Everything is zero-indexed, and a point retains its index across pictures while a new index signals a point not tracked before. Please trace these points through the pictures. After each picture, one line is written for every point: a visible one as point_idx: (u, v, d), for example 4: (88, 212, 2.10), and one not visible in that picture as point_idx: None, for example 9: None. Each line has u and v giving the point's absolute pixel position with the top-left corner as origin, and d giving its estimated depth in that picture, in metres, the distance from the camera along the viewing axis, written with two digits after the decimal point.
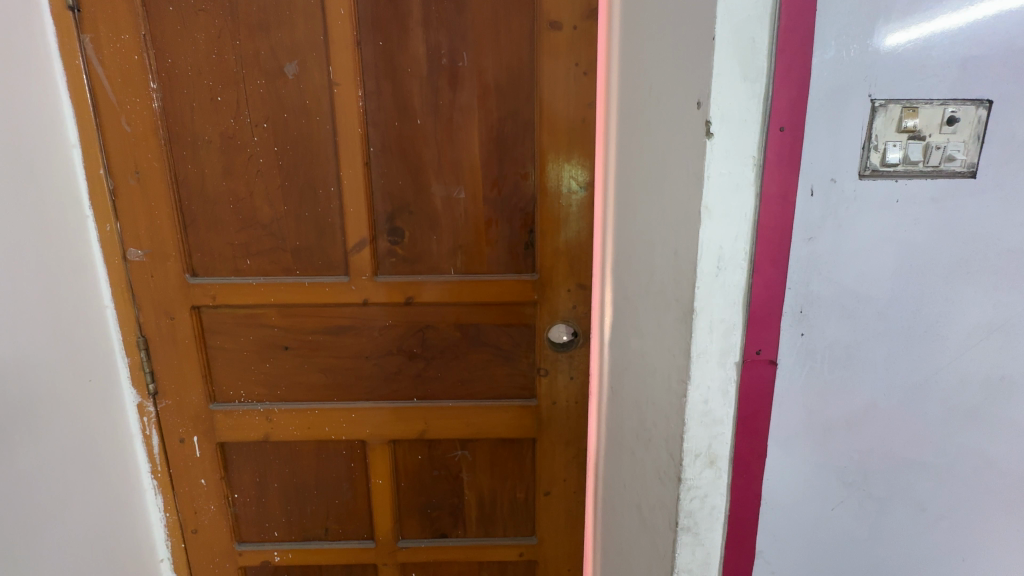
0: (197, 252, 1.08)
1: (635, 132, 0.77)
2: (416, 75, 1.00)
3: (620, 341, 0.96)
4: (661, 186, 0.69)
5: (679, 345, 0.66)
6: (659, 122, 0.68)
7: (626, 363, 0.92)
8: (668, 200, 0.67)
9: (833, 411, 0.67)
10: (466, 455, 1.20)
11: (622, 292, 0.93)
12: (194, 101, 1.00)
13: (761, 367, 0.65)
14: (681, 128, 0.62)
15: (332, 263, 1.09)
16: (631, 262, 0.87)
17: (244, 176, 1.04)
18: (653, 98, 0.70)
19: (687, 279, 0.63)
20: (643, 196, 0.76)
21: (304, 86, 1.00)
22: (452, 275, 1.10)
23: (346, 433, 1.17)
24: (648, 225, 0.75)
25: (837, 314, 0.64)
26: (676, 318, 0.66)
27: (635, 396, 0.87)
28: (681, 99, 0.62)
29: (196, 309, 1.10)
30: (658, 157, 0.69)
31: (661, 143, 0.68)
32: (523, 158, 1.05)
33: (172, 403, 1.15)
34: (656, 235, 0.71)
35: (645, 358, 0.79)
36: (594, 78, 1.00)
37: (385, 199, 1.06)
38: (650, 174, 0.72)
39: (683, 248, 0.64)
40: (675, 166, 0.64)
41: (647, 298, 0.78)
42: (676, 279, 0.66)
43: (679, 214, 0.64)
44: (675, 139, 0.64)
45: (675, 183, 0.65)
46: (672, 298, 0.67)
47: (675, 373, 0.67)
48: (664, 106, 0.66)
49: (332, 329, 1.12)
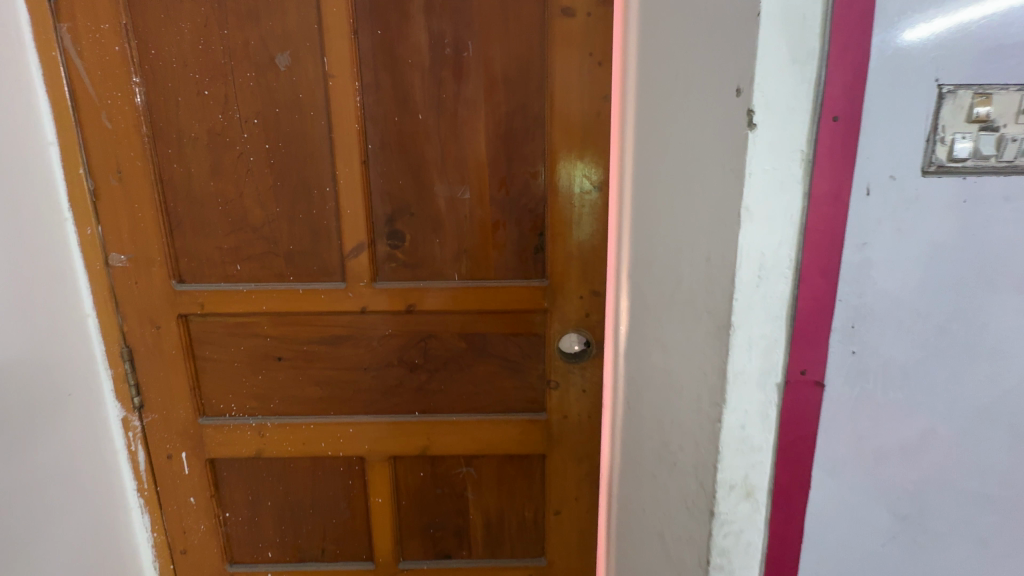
0: (185, 257, 1.01)
1: (654, 126, 0.70)
2: (417, 66, 0.93)
3: (637, 353, 0.89)
4: (688, 186, 0.62)
5: (711, 364, 0.59)
6: (687, 115, 0.61)
7: (645, 377, 0.85)
8: (697, 200, 0.60)
9: (886, 438, 0.59)
10: (472, 472, 1.13)
11: (640, 300, 0.86)
12: (179, 95, 0.93)
13: (806, 389, 0.57)
14: (713, 120, 0.55)
15: (328, 268, 1.02)
16: (650, 268, 0.80)
17: (233, 176, 0.97)
18: (678, 87, 0.63)
19: (722, 291, 0.56)
20: (665, 197, 0.69)
21: (297, 79, 0.93)
22: (456, 281, 1.03)
23: (343, 449, 1.10)
24: (672, 230, 0.68)
25: (893, 329, 0.56)
26: (709, 333, 0.59)
27: (657, 414, 0.80)
28: (714, 88, 0.55)
29: (183, 317, 1.03)
30: (685, 154, 0.62)
31: (689, 137, 0.61)
32: (533, 155, 0.97)
33: (159, 418, 1.08)
34: (682, 241, 0.64)
35: (671, 374, 0.72)
36: (610, 69, 0.93)
37: (384, 200, 0.99)
38: (674, 172, 0.65)
39: (717, 255, 0.57)
40: (706, 162, 0.57)
41: (671, 310, 0.71)
42: (708, 290, 0.59)
43: (711, 217, 0.57)
44: (705, 132, 0.57)
45: (706, 181, 0.57)
46: (703, 310, 0.61)
47: (707, 396, 0.61)
48: (692, 95, 0.59)
49: (328, 339, 1.05)
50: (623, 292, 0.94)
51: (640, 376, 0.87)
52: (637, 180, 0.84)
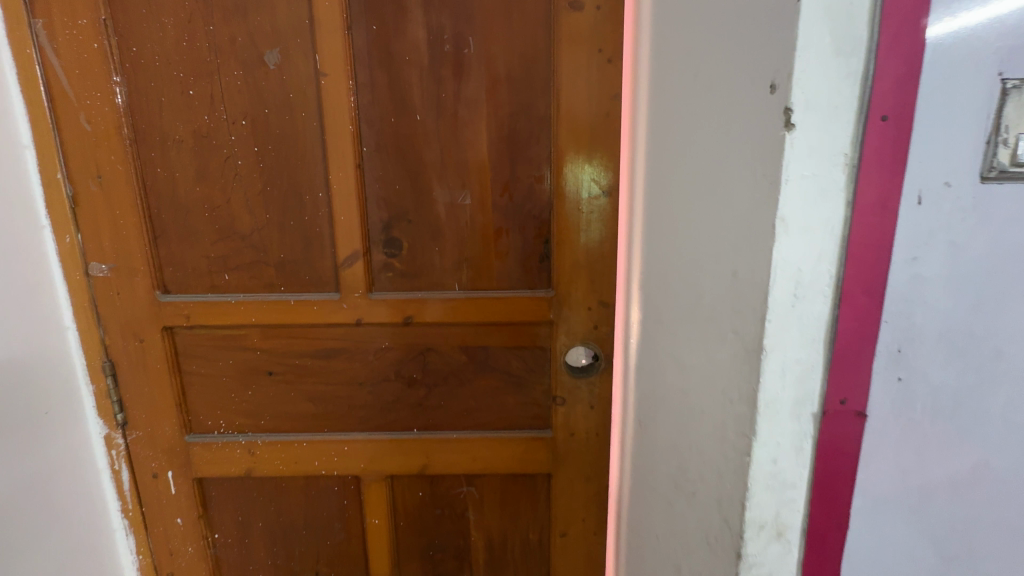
0: (170, 266, 0.96)
1: (671, 127, 0.65)
2: (415, 63, 0.87)
3: (649, 370, 0.83)
4: (712, 192, 0.56)
5: (739, 391, 0.53)
6: (711, 115, 0.55)
7: (659, 397, 0.79)
8: (723, 208, 0.54)
9: (933, 473, 0.53)
10: (473, 491, 1.07)
11: (653, 314, 0.80)
12: (163, 95, 0.88)
13: (846, 420, 0.51)
14: (744, 119, 0.50)
15: (321, 278, 0.96)
16: (665, 281, 0.74)
17: (220, 180, 0.92)
18: (699, 84, 0.57)
19: (753, 310, 0.50)
20: (684, 204, 0.63)
21: (287, 78, 0.87)
22: (457, 292, 0.97)
23: (338, 468, 1.05)
24: (692, 240, 0.62)
25: (944, 354, 0.50)
26: (738, 356, 0.53)
27: (674, 438, 0.74)
28: (744, 84, 0.49)
29: (168, 330, 0.98)
30: (709, 157, 0.56)
31: (714, 138, 0.55)
32: (538, 158, 0.92)
33: (144, 435, 1.03)
34: (706, 253, 0.59)
35: (691, 396, 0.67)
36: (620, 66, 0.87)
37: (380, 206, 0.93)
38: (695, 178, 0.59)
39: (747, 270, 0.51)
40: (735, 166, 0.51)
41: (691, 327, 0.65)
42: (736, 308, 0.53)
43: (740, 227, 0.51)
44: (734, 133, 0.51)
45: (735, 188, 0.52)
46: (729, 329, 0.55)
47: (734, 425, 0.55)
48: (717, 93, 0.54)
49: (321, 353, 1.00)
50: (634, 304, 0.88)
51: (654, 395, 0.81)
52: (650, 186, 0.78)
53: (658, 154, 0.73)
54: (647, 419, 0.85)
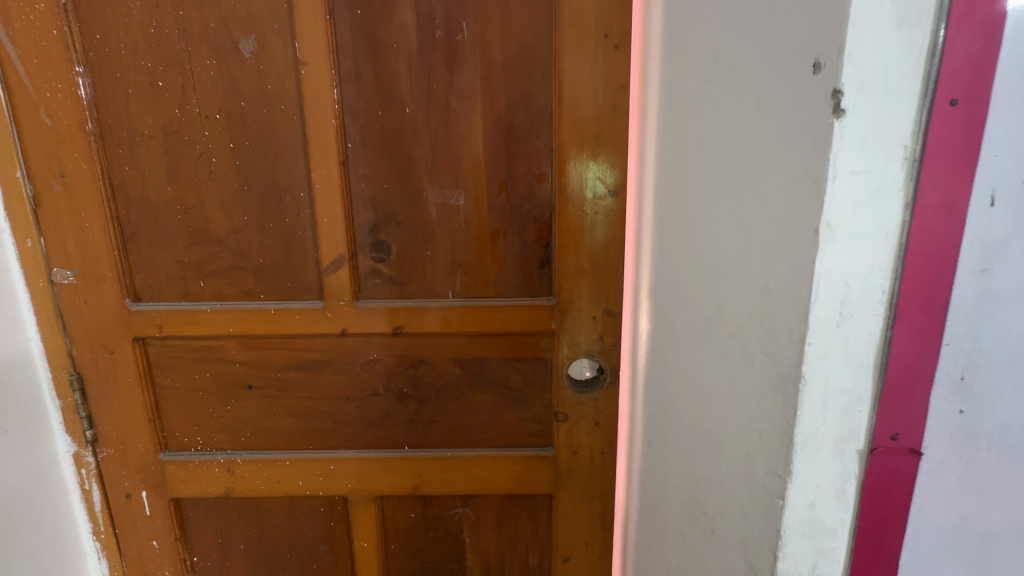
0: (141, 272, 0.89)
1: (691, 122, 0.59)
2: (403, 51, 0.80)
3: (659, 388, 0.76)
4: (741, 193, 0.49)
5: (771, 423, 0.46)
6: (739, 105, 0.48)
7: (670, 417, 0.72)
8: (755, 211, 0.47)
9: (999, 521, 0.45)
10: (469, 513, 1.00)
11: (664, 327, 0.73)
12: (129, 87, 0.81)
13: (896, 458, 0.44)
14: (779, 108, 0.43)
15: (304, 285, 0.89)
16: (678, 291, 0.66)
17: (193, 180, 0.85)
18: (724, 72, 0.51)
19: (789, 330, 0.43)
20: (706, 208, 0.56)
21: (264, 68, 0.80)
22: (450, 300, 0.90)
23: (323, 488, 0.97)
24: (713, 248, 0.55)
25: (1018, 383, 0.42)
26: (770, 383, 0.46)
27: (688, 465, 0.67)
28: (780, 67, 0.42)
29: (140, 340, 0.91)
30: (737, 153, 0.49)
31: (744, 132, 0.48)
32: (537, 154, 0.84)
33: (116, 453, 0.96)
34: (732, 262, 0.52)
35: (710, 423, 0.60)
36: (628, 54, 0.80)
37: (367, 207, 0.86)
38: (720, 177, 0.53)
39: (782, 283, 0.43)
40: (769, 162, 0.44)
41: (711, 345, 0.58)
42: (768, 326, 0.46)
43: (774, 233, 0.44)
44: (768, 123, 0.44)
45: (769, 187, 0.44)
46: (759, 350, 0.47)
47: (764, 461, 0.47)
48: (747, 79, 0.47)
49: (304, 365, 0.93)
50: (643, 314, 0.81)
51: (665, 415, 0.74)
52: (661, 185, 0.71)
53: (671, 150, 0.66)
54: (657, 440, 0.78)
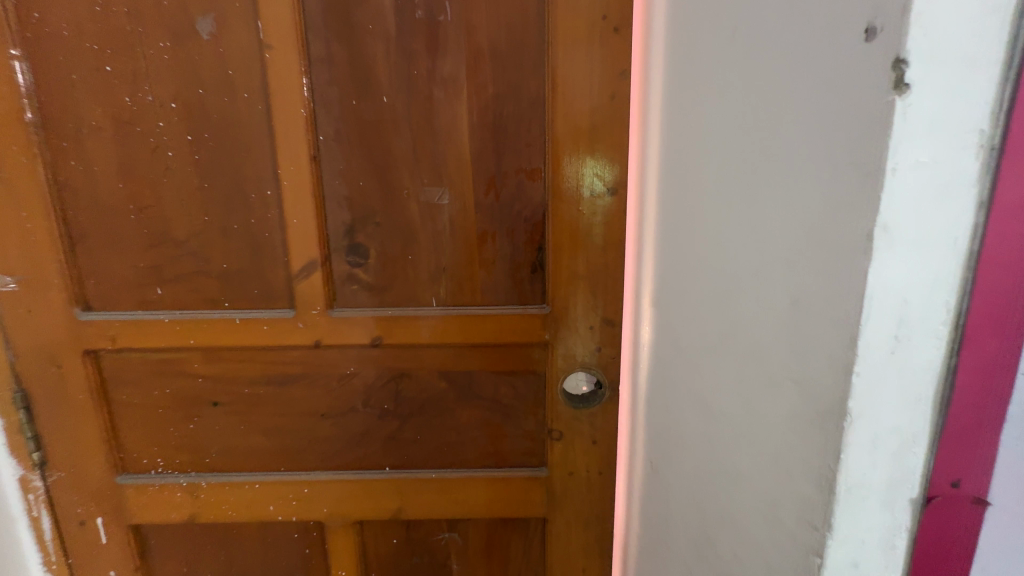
0: (91, 278, 0.80)
1: (700, 110, 0.52)
2: (380, 33, 0.72)
3: (661, 407, 0.69)
4: (761, 190, 0.42)
5: (804, 463, 0.39)
6: (760, 86, 0.42)
7: (675, 440, 0.65)
8: (780, 211, 0.40)
9: None
10: (456, 538, 0.92)
11: (667, 339, 0.66)
12: (73, 72, 0.73)
13: (956, 508, 0.37)
14: (815, 87, 0.36)
15: (272, 292, 0.81)
16: (684, 300, 0.59)
17: (148, 176, 0.76)
18: (742, 49, 0.44)
19: (830, 356, 0.35)
20: (717, 205, 0.50)
21: (225, 51, 0.72)
22: (435, 308, 0.82)
23: (297, 512, 0.89)
24: (726, 252, 0.49)
25: None
26: (802, 417, 0.39)
27: (693, 496, 0.60)
28: (818, 40, 0.35)
29: (91, 354, 0.82)
30: (757, 143, 0.43)
31: (765, 116, 0.41)
32: (530, 148, 0.77)
33: (67, 476, 0.87)
34: (748, 270, 0.45)
35: (719, 450, 0.53)
36: (629, 38, 0.72)
37: (342, 206, 0.78)
38: (736, 169, 0.46)
39: (819, 298, 0.36)
40: (803, 154, 0.37)
41: (723, 362, 0.51)
42: (800, 348, 0.39)
43: (809, 237, 0.37)
44: (801, 106, 0.37)
45: (804, 182, 0.37)
46: (787, 376, 0.40)
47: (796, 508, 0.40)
48: (772, 56, 0.40)
49: (274, 379, 0.84)
50: (644, 326, 0.74)
51: (668, 437, 0.67)
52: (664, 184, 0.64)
53: (677, 144, 0.59)
54: (660, 464, 0.71)
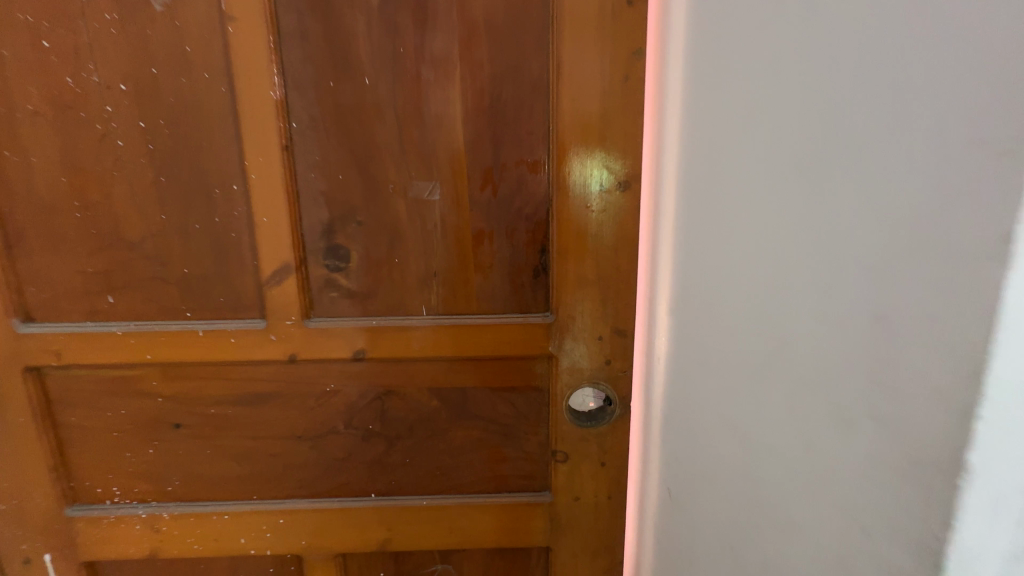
0: (32, 285, 0.70)
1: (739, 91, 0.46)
2: (360, 5, 0.63)
3: (686, 426, 0.62)
4: (822, 186, 0.36)
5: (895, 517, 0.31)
6: (830, 59, 0.36)
7: (704, 465, 0.58)
8: (849, 209, 0.34)
9: None
10: (449, 570, 0.83)
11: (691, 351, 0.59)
12: (5, 48, 0.63)
13: None
14: (919, 52, 0.29)
15: (240, 300, 0.71)
16: (710, 312, 0.53)
17: (95, 169, 0.67)
18: (796, 25, 0.39)
19: (939, 386, 0.28)
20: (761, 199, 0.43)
21: (182, 25, 0.63)
22: (425, 318, 0.73)
23: (271, 545, 0.80)
24: (772, 254, 0.42)
25: None
26: (891, 459, 0.31)
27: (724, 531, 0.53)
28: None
29: (34, 371, 0.73)
30: (818, 129, 0.37)
31: (831, 96, 0.36)
32: (531, 138, 0.68)
33: (9, 509, 0.77)
34: (801, 278, 0.39)
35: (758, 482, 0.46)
36: (643, 12, 0.64)
37: (318, 204, 0.69)
38: (787, 162, 0.40)
39: (924, 312, 0.29)
40: (895, 133, 0.31)
41: (762, 384, 0.44)
42: (880, 378, 0.32)
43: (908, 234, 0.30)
44: (895, 73, 0.31)
45: (898, 168, 0.30)
46: (869, 409, 0.33)
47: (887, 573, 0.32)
48: (843, 27, 0.34)
49: (244, 398, 0.75)
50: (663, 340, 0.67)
51: (696, 461, 0.60)
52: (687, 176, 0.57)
53: (706, 131, 0.52)
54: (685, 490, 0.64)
